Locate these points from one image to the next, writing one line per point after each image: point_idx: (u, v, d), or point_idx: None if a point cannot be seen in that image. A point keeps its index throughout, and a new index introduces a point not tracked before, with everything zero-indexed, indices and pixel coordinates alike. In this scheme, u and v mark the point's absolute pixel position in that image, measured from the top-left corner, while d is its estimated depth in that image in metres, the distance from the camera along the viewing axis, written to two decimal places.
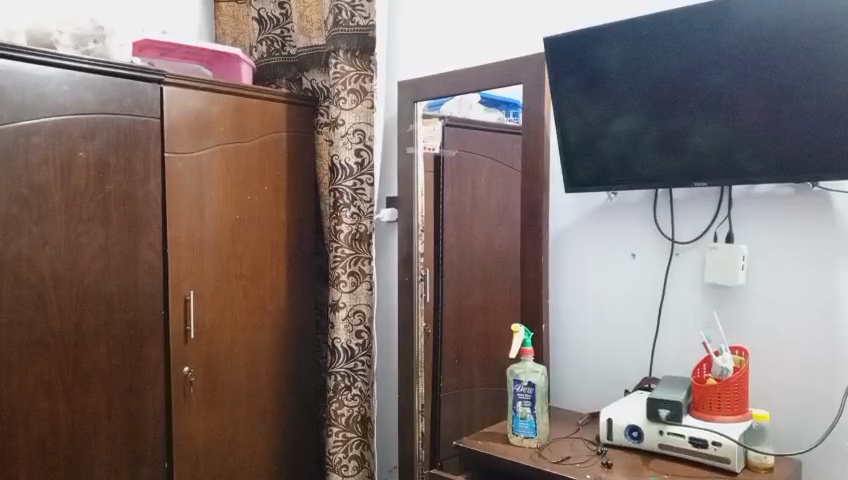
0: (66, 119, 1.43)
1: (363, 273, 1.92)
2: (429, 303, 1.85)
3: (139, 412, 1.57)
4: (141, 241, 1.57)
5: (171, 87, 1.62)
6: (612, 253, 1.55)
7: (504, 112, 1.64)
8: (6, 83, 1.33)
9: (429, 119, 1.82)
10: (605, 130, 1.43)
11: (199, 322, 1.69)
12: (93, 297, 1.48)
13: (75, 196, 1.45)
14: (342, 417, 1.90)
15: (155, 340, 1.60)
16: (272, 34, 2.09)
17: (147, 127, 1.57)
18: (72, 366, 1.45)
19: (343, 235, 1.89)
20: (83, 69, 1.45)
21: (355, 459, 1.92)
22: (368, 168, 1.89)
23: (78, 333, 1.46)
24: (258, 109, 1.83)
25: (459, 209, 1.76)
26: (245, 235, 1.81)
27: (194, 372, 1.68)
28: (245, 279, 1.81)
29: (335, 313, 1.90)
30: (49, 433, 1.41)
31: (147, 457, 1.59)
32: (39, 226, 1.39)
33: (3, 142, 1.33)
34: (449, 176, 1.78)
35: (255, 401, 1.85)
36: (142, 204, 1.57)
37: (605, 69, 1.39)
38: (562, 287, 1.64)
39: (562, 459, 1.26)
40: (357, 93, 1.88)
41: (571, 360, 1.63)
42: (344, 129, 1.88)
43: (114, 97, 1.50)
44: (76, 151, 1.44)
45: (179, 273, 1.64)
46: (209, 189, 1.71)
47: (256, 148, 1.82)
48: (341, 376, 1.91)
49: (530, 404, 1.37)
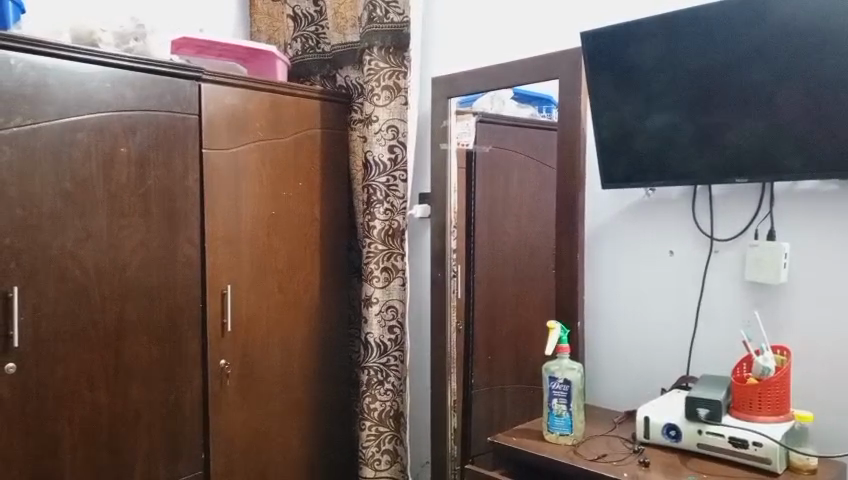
0: (108, 115, 1.45)
1: (395, 269, 1.92)
2: (461, 299, 1.85)
3: (177, 404, 1.60)
4: (180, 236, 1.59)
5: (209, 84, 1.64)
6: (649, 251, 1.53)
7: (538, 108, 1.63)
8: (51, 81, 1.36)
9: (462, 115, 1.81)
10: (640, 125, 1.42)
11: (235, 316, 1.72)
12: (134, 290, 1.51)
13: (117, 191, 1.48)
14: (375, 412, 1.92)
15: (192, 333, 1.62)
16: (306, 31, 2.10)
17: (185, 123, 1.59)
18: (114, 357, 1.48)
19: (376, 231, 1.90)
20: (124, 67, 1.48)
21: (388, 453, 1.93)
22: (401, 164, 1.90)
23: (119, 326, 1.49)
24: (293, 106, 1.85)
25: (493, 205, 1.76)
26: (280, 230, 1.82)
27: (231, 365, 1.71)
28: (280, 273, 1.83)
29: (369, 308, 1.91)
30: (91, 423, 1.45)
31: (184, 449, 1.62)
32: (82, 220, 1.42)
33: (50, 138, 1.36)
34: (483, 173, 1.78)
35: (289, 395, 1.87)
36: (181, 199, 1.59)
37: (640, 63, 1.37)
38: (597, 284, 1.63)
39: (599, 456, 1.26)
40: (391, 90, 1.89)
41: (607, 359, 1.61)
42: (378, 126, 1.89)
43: (153, 94, 1.53)
44: (118, 147, 1.47)
45: (216, 267, 1.66)
46: (245, 185, 1.73)
47: (290, 144, 1.84)
48: (374, 371, 1.92)
49: (566, 401, 1.36)
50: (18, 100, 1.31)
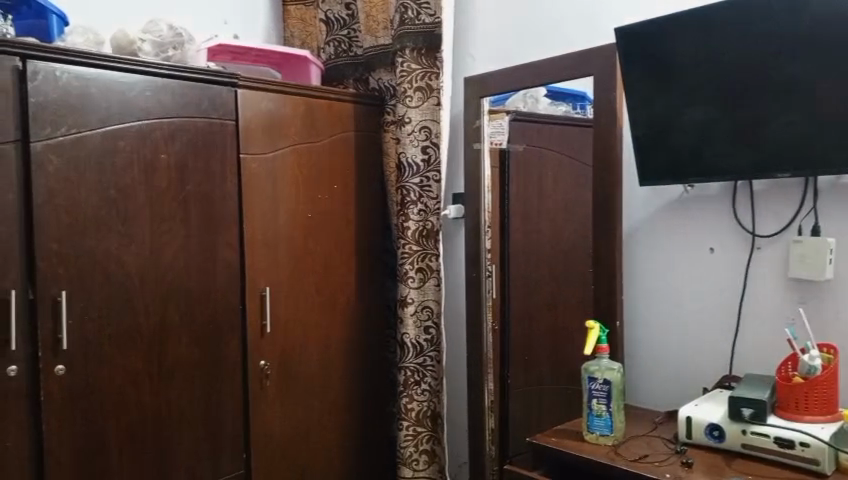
0: (149, 123, 1.49)
1: (430, 269, 1.93)
2: (497, 299, 1.85)
3: (219, 404, 1.63)
4: (219, 240, 1.62)
5: (245, 90, 1.67)
6: (688, 248, 1.51)
7: (572, 105, 1.61)
8: (95, 91, 1.40)
9: (494, 114, 1.81)
10: (676, 121, 1.39)
11: (274, 318, 1.75)
12: (175, 293, 1.55)
13: (158, 197, 1.51)
14: (412, 412, 1.93)
15: (233, 334, 1.66)
16: (339, 35, 2.12)
17: (223, 129, 1.62)
18: (158, 359, 1.52)
19: (410, 232, 1.91)
20: (163, 75, 1.51)
21: (426, 453, 1.94)
22: (434, 165, 1.90)
23: (162, 328, 1.52)
24: (328, 110, 1.87)
25: (528, 205, 1.76)
26: (316, 232, 1.85)
27: (270, 365, 1.74)
28: (317, 275, 1.85)
29: (404, 308, 1.92)
30: (136, 424, 1.48)
31: (226, 448, 1.65)
32: (125, 226, 1.46)
33: (94, 146, 1.40)
34: (517, 172, 1.78)
35: (327, 395, 1.89)
36: (220, 203, 1.62)
37: (675, 57, 1.35)
38: (636, 283, 1.61)
39: (640, 457, 1.24)
40: (423, 90, 1.89)
41: (647, 359, 1.59)
42: (411, 127, 1.90)
43: (191, 101, 1.56)
44: (158, 154, 1.51)
45: (255, 270, 1.70)
46: (282, 188, 1.76)
47: (325, 147, 1.86)
48: (411, 371, 1.93)
49: (605, 401, 1.34)
50: (63, 110, 1.35)
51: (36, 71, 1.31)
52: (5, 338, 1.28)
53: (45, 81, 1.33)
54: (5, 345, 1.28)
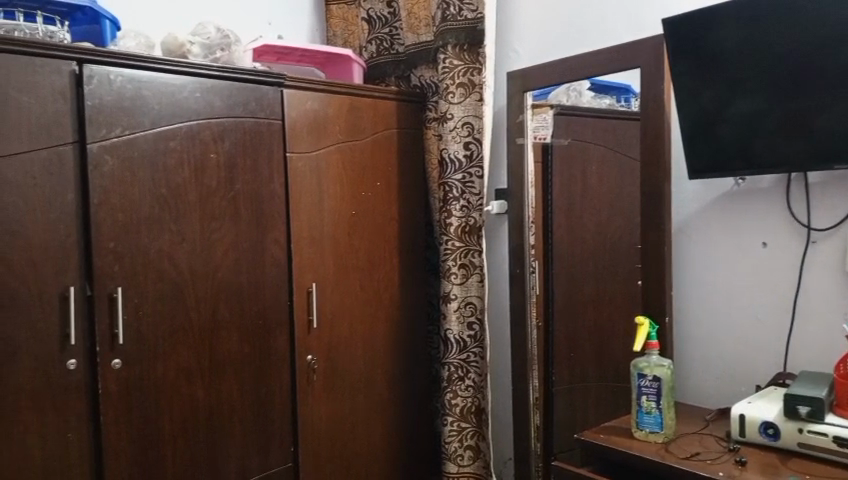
0: (198, 123, 1.52)
1: (473, 265, 1.93)
2: (541, 296, 1.84)
3: (268, 398, 1.66)
4: (267, 237, 1.65)
5: (290, 89, 1.70)
6: (739, 242, 1.48)
7: (616, 98, 1.59)
8: (146, 92, 1.44)
9: (538, 109, 1.80)
10: (725, 113, 1.36)
11: (320, 313, 1.77)
12: (225, 290, 1.58)
13: (208, 195, 1.54)
14: (457, 408, 1.93)
15: (281, 329, 1.69)
16: (381, 33, 2.13)
17: (269, 129, 1.65)
18: (209, 354, 1.55)
19: (453, 228, 1.91)
20: (212, 76, 1.54)
21: (471, 449, 1.94)
22: (477, 160, 1.90)
23: (212, 324, 1.56)
24: (370, 108, 1.89)
25: (573, 200, 1.74)
26: (360, 229, 1.87)
27: (317, 361, 1.77)
28: (361, 271, 1.87)
29: (448, 304, 1.93)
30: (189, 417, 1.52)
31: (275, 441, 1.68)
32: (177, 224, 1.49)
33: (146, 147, 1.44)
34: (561, 167, 1.77)
35: (372, 391, 1.92)
36: (267, 201, 1.65)
37: (723, 47, 1.32)
38: (684, 278, 1.58)
39: (692, 455, 1.22)
40: (465, 87, 1.89)
41: (696, 355, 1.56)
42: (454, 123, 1.90)
43: (239, 101, 1.59)
44: (208, 153, 1.54)
45: (301, 267, 1.72)
46: (326, 186, 1.78)
47: (368, 145, 1.88)
48: (455, 367, 1.93)
49: (655, 398, 1.33)
50: (117, 112, 1.39)
51: (91, 75, 1.35)
52: (66, 333, 1.33)
53: (100, 84, 1.37)
54: (65, 340, 1.33)
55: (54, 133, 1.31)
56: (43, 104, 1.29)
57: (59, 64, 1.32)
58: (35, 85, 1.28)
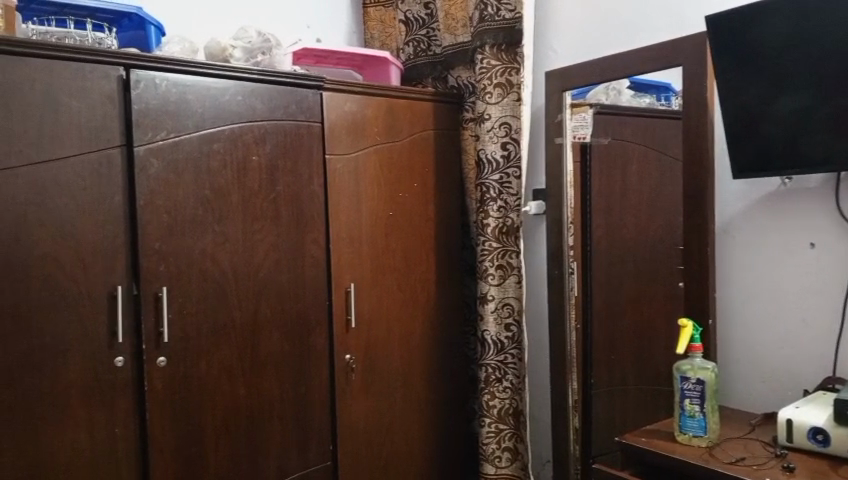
0: (241, 126, 1.55)
1: (511, 266, 1.92)
2: (579, 297, 1.82)
3: (308, 397, 1.69)
4: (306, 238, 1.67)
5: (330, 92, 1.72)
6: (785, 242, 1.44)
7: (656, 97, 1.57)
8: (190, 96, 1.47)
9: (577, 108, 1.78)
10: (769, 112, 1.33)
11: (358, 313, 1.79)
12: (266, 290, 1.60)
13: (250, 197, 1.57)
14: (494, 409, 1.93)
15: (320, 329, 1.71)
16: (418, 34, 2.14)
17: (309, 131, 1.68)
18: (250, 353, 1.58)
19: (490, 229, 1.91)
20: (254, 80, 1.57)
21: (509, 451, 1.93)
22: (514, 160, 1.89)
23: (254, 323, 1.58)
24: (408, 109, 1.90)
25: (612, 200, 1.73)
26: (397, 230, 1.88)
27: (355, 360, 1.78)
28: (398, 272, 1.89)
29: (485, 305, 1.93)
30: (231, 414, 1.55)
31: (314, 440, 1.70)
32: (220, 225, 1.52)
33: (191, 149, 1.47)
34: (600, 167, 1.75)
35: (410, 390, 1.93)
36: (307, 202, 1.67)
37: (768, 42, 1.29)
38: (729, 280, 1.55)
39: (737, 460, 1.20)
40: (503, 87, 1.88)
41: (740, 358, 1.53)
42: (491, 124, 1.90)
43: (281, 104, 1.62)
44: (250, 155, 1.57)
45: (340, 267, 1.74)
46: (364, 187, 1.80)
47: (405, 147, 1.90)
48: (492, 368, 1.93)
49: (699, 401, 1.30)
50: (162, 116, 1.43)
51: (138, 80, 1.39)
52: (113, 331, 1.36)
53: (147, 89, 1.40)
54: (113, 338, 1.36)
55: (102, 137, 1.35)
56: (92, 108, 1.33)
57: (108, 69, 1.35)
58: (85, 91, 1.32)
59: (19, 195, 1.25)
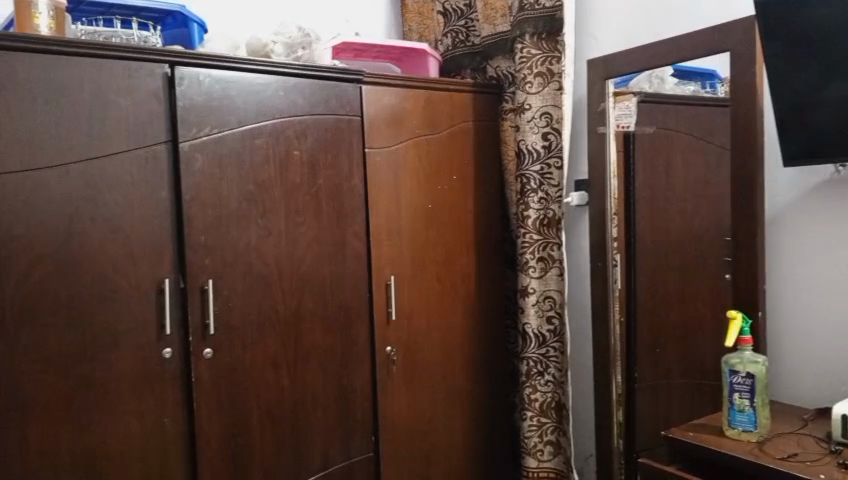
0: (282, 121, 1.57)
1: (552, 258, 1.90)
2: (623, 290, 1.79)
3: (350, 388, 1.70)
4: (347, 231, 1.69)
5: (369, 86, 1.72)
6: (840, 232, 1.39)
7: (700, 84, 1.53)
8: (233, 92, 1.49)
9: (620, 96, 1.75)
10: (820, 97, 1.29)
11: (399, 305, 1.80)
12: (308, 283, 1.62)
13: (292, 191, 1.59)
14: (536, 402, 1.92)
15: (361, 321, 1.72)
16: (457, 25, 2.13)
17: (349, 125, 1.68)
18: (294, 345, 1.60)
19: (531, 221, 1.89)
20: (295, 75, 1.59)
21: (551, 444, 1.92)
22: (556, 151, 1.87)
23: (297, 316, 1.60)
24: (446, 101, 1.90)
25: (656, 190, 1.70)
26: (436, 223, 1.88)
27: (396, 352, 1.80)
28: (438, 265, 1.89)
29: (526, 298, 1.91)
30: (276, 406, 1.57)
31: (357, 431, 1.72)
32: (263, 219, 1.54)
33: (235, 145, 1.49)
34: (643, 156, 1.72)
35: (450, 383, 1.93)
36: (347, 195, 1.69)
37: (820, 24, 1.24)
38: (780, 271, 1.51)
39: (788, 456, 1.16)
40: (544, 76, 1.86)
41: (791, 351, 1.49)
42: (531, 114, 1.88)
43: (321, 99, 1.63)
44: (291, 150, 1.58)
45: (380, 260, 1.75)
46: (404, 180, 1.80)
47: (444, 139, 1.89)
48: (533, 361, 1.92)
49: (748, 396, 1.27)
50: (206, 112, 1.45)
51: (182, 77, 1.41)
52: (162, 323, 1.40)
53: (191, 85, 1.42)
54: (161, 330, 1.40)
55: (148, 133, 1.38)
56: (139, 105, 1.36)
57: (152, 67, 1.38)
58: (131, 89, 1.35)
59: (70, 192, 1.28)
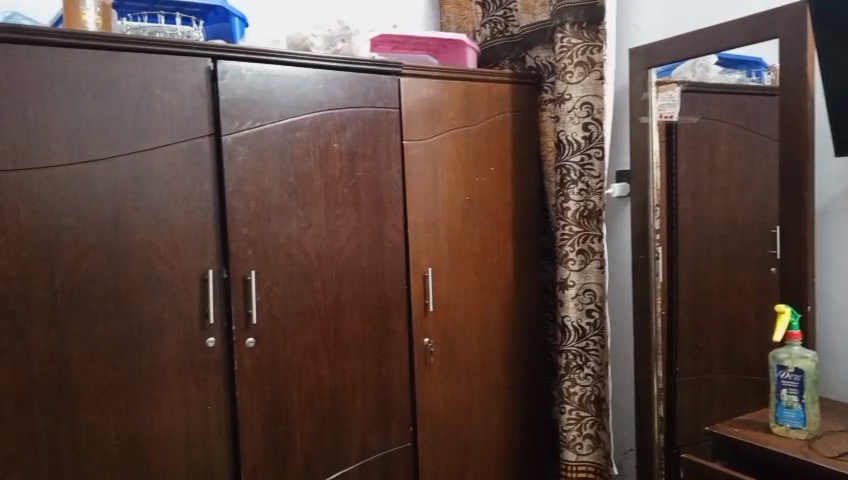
0: (323, 114, 1.58)
1: (592, 251, 1.88)
2: (665, 283, 1.76)
3: (388, 379, 1.72)
4: (385, 223, 1.70)
5: (408, 78, 1.73)
6: None
7: (746, 72, 1.49)
8: (274, 86, 1.50)
9: (663, 86, 1.71)
10: None
11: (436, 297, 1.80)
12: (348, 274, 1.64)
13: (332, 183, 1.60)
14: (575, 396, 1.90)
15: (399, 312, 1.73)
16: (495, 16, 2.11)
17: (387, 118, 1.69)
18: (334, 335, 1.62)
19: (570, 212, 1.87)
20: (335, 68, 1.59)
21: (590, 438, 1.90)
22: (597, 141, 1.84)
23: (337, 307, 1.62)
24: (485, 92, 1.88)
25: (698, 181, 1.66)
26: (474, 215, 1.88)
27: (433, 343, 1.80)
28: (476, 257, 1.88)
29: (565, 291, 1.90)
30: (316, 395, 1.59)
31: (395, 422, 1.74)
32: (304, 211, 1.56)
33: (276, 138, 1.51)
34: (686, 147, 1.68)
35: (488, 374, 1.93)
36: (385, 187, 1.69)
37: None
38: (832, 264, 1.46)
39: (840, 454, 1.13)
40: (584, 65, 1.84)
41: (842, 347, 1.45)
42: (571, 104, 1.85)
43: (360, 92, 1.64)
44: (331, 143, 1.59)
45: (418, 251, 1.76)
46: (441, 172, 1.80)
47: (483, 130, 1.88)
48: (572, 355, 1.90)
49: (797, 392, 1.24)
50: (248, 105, 1.47)
51: (224, 71, 1.43)
52: (205, 312, 1.42)
53: (233, 79, 1.44)
54: (205, 319, 1.43)
55: (193, 127, 1.40)
56: (183, 100, 1.38)
57: (196, 62, 1.40)
58: (175, 83, 1.38)
59: (117, 185, 1.32)
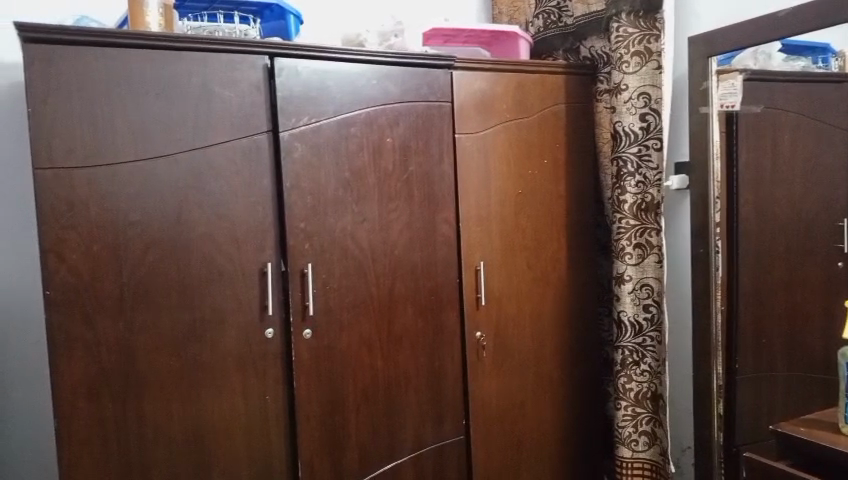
0: (376, 110, 1.59)
1: (650, 244, 1.84)
2: (724, 275, 1.68)
3: (442, 372, 1.73)
4: (438, 217, 1.70)
5: (462, 71, 1.73)
6: None
7: (811, 60, 1.47)
8: (330, 83, 1.52)
9: (725, 74, 1.63)
10: None
11: (488, 290, 1.80)
12: (402, 268, 1.65)
13: (386, 178, 1.62)
14: (631, 392, 1.88)
15: (452, 305, 1.74)
16: (548, 6, 2.08)
17: (440, 111, 1.69)
18: (387, 328, 1.63)
19: (627, 205, 1.84)
20: (389, 63, 1.61)
21: (646, 435, 1.87)
22: (655, 131, 1.80)
23: (390, 300, 1.64)
24: (539, 84, 1.87)
25: (760, 173, 1.63)
26: (527, 208, 1.86)
27: (485, 337, 1.80)
28: (528, 250, 1.87)
29: (621, 286, 1.87)
30: (370, 386, 1.62)
31: (448, 415, 1.75)
32: (359, 206, 1.58)
33: (331, 133, 1.53)
34: (747, 138, 1.63)
35: (541, 368, 1.92)
36: (438, 182, 1.70)
37: None
38: None
39: None
40: (641, 55, 1.80)
41: None
42: (628, 94, 1.81)
43: (413, 87, 1.65)
44: (384, 138, 1.61)
45: (471, 245, 1.76)
46: (494, 165, 1.79)
47: (536, 123, 1.87)
48: (629, 351, 1.87)
49: None
50: (304, 102, 1.49)
51: (281, 68, 1.45)
52: (264, 304, 1.46)
53: (289, 76, 1.46)
54: (264, 311, 1.46)
55: (251, 123, 1.43)
56: (242, 97, 1.42)
57: (254, 59, 1.43)
58: (235, 80, 1.41)
59: (180, 180, 1.36)
